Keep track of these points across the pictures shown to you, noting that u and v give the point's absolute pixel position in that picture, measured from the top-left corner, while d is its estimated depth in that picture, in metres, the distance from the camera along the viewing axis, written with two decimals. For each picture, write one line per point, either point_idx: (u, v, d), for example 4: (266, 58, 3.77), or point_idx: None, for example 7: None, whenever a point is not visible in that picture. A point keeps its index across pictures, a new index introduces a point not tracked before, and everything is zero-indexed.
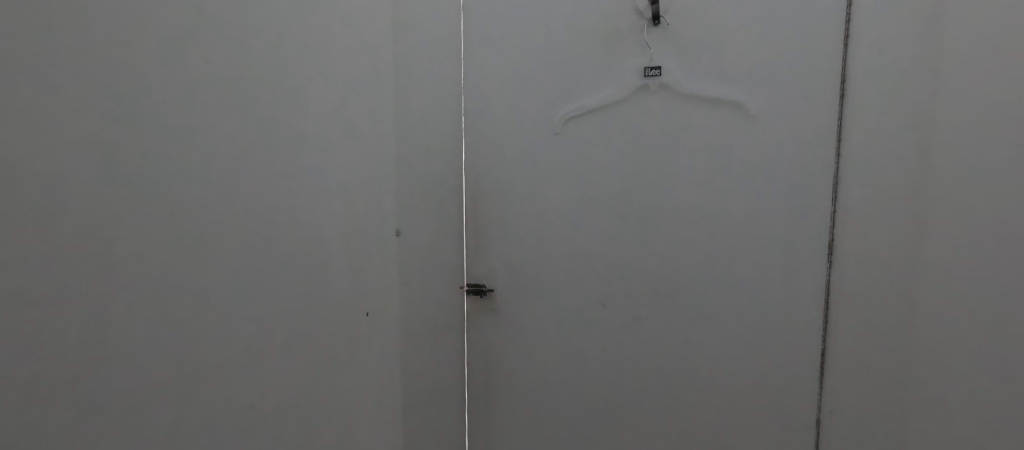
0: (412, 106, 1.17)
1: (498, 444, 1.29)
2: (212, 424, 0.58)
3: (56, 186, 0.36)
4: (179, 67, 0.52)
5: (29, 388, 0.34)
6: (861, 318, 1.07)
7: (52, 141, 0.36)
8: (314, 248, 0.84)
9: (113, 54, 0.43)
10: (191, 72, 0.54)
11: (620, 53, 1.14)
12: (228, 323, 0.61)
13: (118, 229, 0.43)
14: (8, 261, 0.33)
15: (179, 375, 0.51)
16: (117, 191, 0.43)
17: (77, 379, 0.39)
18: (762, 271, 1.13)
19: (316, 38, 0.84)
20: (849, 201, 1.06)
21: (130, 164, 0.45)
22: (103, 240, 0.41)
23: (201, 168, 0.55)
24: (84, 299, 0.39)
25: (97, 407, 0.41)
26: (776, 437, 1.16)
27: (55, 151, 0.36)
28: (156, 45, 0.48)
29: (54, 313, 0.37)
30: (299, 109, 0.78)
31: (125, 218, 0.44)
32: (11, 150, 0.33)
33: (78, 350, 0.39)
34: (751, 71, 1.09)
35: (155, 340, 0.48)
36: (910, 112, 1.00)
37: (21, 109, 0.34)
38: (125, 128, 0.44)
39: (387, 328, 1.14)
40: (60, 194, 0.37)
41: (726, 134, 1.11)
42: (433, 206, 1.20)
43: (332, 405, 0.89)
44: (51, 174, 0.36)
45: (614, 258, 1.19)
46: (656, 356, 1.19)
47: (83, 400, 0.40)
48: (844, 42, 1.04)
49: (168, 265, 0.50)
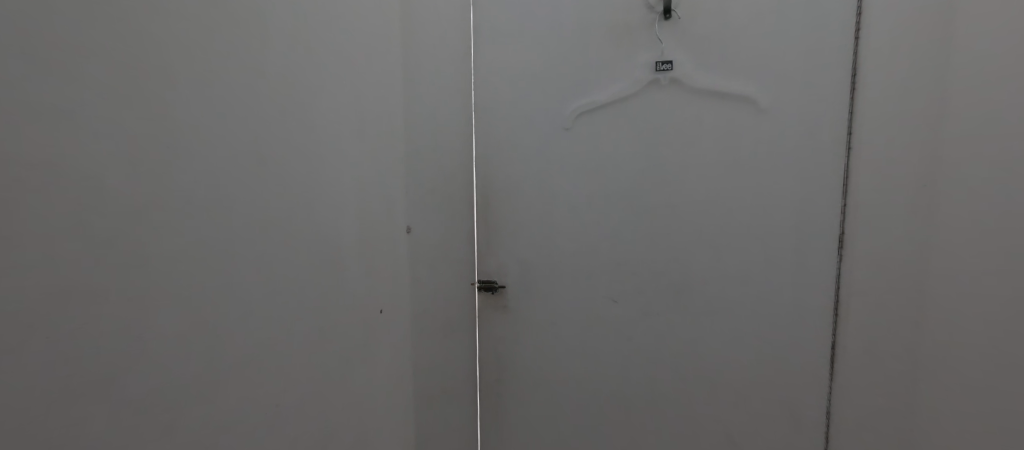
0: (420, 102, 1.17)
1: (508, 438, 1.30)
2: (232, 425, 0.59)
3: (91, 189, 0.38)
4: (201, 69, 0.53)
5: (75, 392, 0.37)
6: (871, 312, 1.08)
7: (86, 146, 0.38)
8: (327, 248, 0.84)
9: (142, 61, 0.44)
10: (211, 74, 0.54)
11: (631, 47, 1.13)
12: (246, 325, 0.61)
13: (149, 232, 0.44)
14: (51, 266, 0.35)
15: (204, 375, 0.53)
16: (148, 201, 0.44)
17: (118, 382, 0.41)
18: (772, 266, 1.13)
19: (326, 36, 0.83)
20: (860, 195, 1.06)
21: (159, 167, 0.46)
22: (137, 243, 0.43)
23: (223, 175, 0.56)
24: (123, 302, 0.41)
25: (136, 406, 0.43)
26: (784, 431, 1.17)
27: (89, 156, 0.38)
28: (180, 49, 0.49)
29: (94, 316, 0.38)
30: (310, 109, 0.78)
31: (158, 225, 0.45)
32: (49, 156, 0.34)
33: (115, 351, 0.40)
34: (763, 64, 1.08)
35: (183, 341, 0.49)
36: (921, 107, 1.00)
37: (56, 116, 0.35)
38: (154, 132, 0.45)
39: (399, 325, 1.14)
40: (95, 198, 0.38)
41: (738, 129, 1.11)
42: (443, 203, 1.20)
43: (346, 403, 0.91)
44: (86, 179, 0.37)
45: (624, 254, 1.19)
46: (666, 350, 1.20)
47: (125, 400, 0.42)
48: (855, 34, 1.03)
49: (195, 265, 0.51)
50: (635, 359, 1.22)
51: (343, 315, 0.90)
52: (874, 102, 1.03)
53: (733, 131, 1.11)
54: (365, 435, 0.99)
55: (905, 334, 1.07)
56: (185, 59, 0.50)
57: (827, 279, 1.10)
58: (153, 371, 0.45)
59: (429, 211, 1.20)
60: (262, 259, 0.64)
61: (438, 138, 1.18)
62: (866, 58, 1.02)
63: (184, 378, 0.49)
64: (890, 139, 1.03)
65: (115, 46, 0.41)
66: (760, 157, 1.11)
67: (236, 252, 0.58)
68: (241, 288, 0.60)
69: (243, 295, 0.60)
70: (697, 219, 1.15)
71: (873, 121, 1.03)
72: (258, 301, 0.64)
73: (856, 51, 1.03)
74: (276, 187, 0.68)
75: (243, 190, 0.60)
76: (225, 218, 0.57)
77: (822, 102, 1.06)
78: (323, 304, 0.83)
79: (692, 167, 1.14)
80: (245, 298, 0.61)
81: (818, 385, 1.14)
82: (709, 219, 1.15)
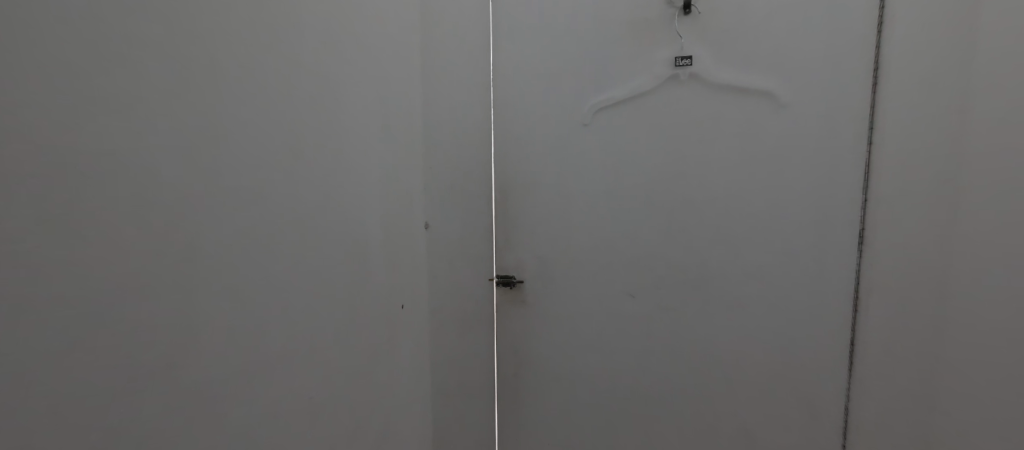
0: (439, 98, 1.18)
1: (525, 432, 1.32)
2: (255, 417, 0.60)
3: (124, 172, 0.39)
4: (227, 62, 0.54)
5: (117, 384, 0.39)
6: (891, 308, 1.08)
7: (118, 128, 0.39)
8: (348, 242, 0.86)
9: (172, 53, 0.46)
10: (236, 68, 0.56)
11: (650, 42, 1.13)
12: (268, 320, 0.63)
13: (176, 219, 0.46)
14: (86, 254, 0.36)
15: (231, 365, 0.55)
16: (166, 196, 0.45)
17: (153, 373, 0.43)
18: (790, 262, 1.13)
19: (348, 32, 0.84)
20: (881, 190, 1.05)
21: (186, 156, 0.47)
22: (165, 230, 0.45)
23: (242, 171, 0.57)
24: (155, 295, 0.43)
25: (169, 396, 0.45)
26: (801, 426, 1.17)
27: (120, 138, 0.39)
28: (207, 43, 0.51)
29: (131, 309, 0.41)
30: (332, 105, 0.79)
31: (176, 220, 0.46)
32: (85, 132, 0.36)
33: (151, 345, 0.43)
34: (784, 59, 1.07)
35: (211, 331, 0.51)
36: (943, 102, 1.00)
37: (94, 99, 0.37)
38: (181, 122, 0.47)
39: (416, 319, 1.15)
40: (128, 182, 0.40)
41: (755, 124, 1.11)
42: (461, 199, 1.21)
43: (365, 396, 0.92)
44: (118, 160, 0.39)
45: (642, 249, 1.19)
46: (684, 346, 1.20)
47: (159, 388, 0.44)
48: (878, 28, 1.02)
49: (219, 254, 0.53)
50: (651, 354, 1.22)
51: (362, 309, 0.91)
52: (894, 99, 1.03)
53: (749, 126, 1.11)
54: (386, 428, 1.01)
55: (925, 331, 1.07)
56: (210, 50, 0.51)
57: (846, 275, 1.10)
58: (176, 365, 0.46)
59: (445, 207, 1.21)
60: (278, 255, 0.65)
61: (455, 134, 1.19)
62: (886, 54, 1.02)
63: (206, 371, 0.50)
64: (913, 135, 1.02)
65: (144, 42, 0.42)
66: (776, 152, 1.10)
67: (253, 247, 0.59)
68: (260, 282, 0.61)
69: (261, 290, 0.61)
70: (715, 215, 1.15)
71: (893, 116, 1.03)
72: (278, 296, 0.65)
73: (876, 46, 1.02)
74: (293, 183, 0.69)
75: (261, 186, 0.61)
76: (243, 214, 0.57)
77: (840, 97, 1.05)
78: (342, 298, 0.84)
79: (709, 163, 1.14)
80: (262, 293, 0.61)
81: (834, 381, 1.14)
82: (726, 214, 1.14)
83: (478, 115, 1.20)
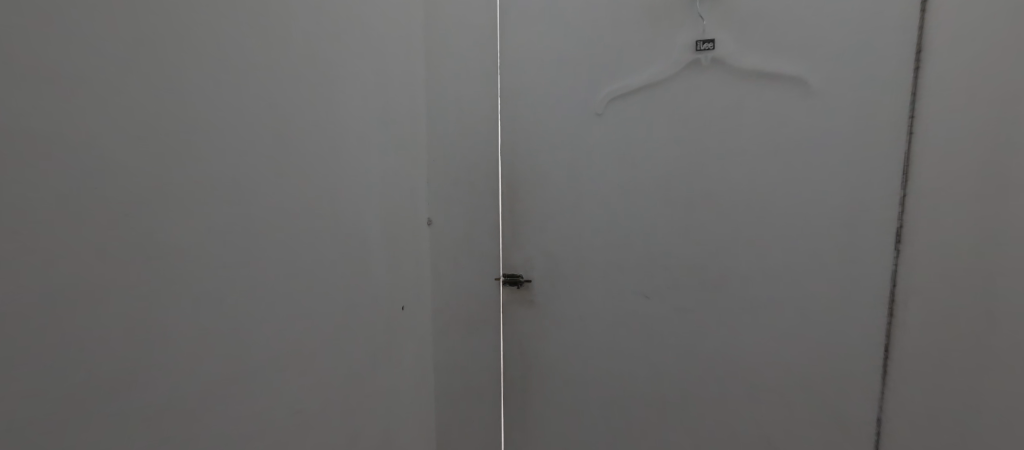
0: (445, 88, 1.12)
1: (534, 438, 1.26)
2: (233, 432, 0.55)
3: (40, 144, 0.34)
4: (186, 26, 0.48)
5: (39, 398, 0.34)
6: (931, 313, 0.99)
7: (33, 92, 0.33)
8: (350, 239, 0.80)
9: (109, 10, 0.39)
10: (201, 35, 0.50)
11: (669, 26, 1.05)
12: (250, 324, 0.58)
13: (117, 203, 0.40)
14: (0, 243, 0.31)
15: (199, 375, 0.50)
16: (113, 192, 0.40)
17: (89, 384, 0.38)
18: (821, 263, 1.04)
19: (347, 12, 0.78)
20: (922, 184, 0.96)
21: (133, 134, 0.42)
22: (101, 215, 0.39)
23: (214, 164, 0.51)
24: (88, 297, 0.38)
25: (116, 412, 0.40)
26: (832, 439, 1.09)
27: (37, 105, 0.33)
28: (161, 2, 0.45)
29: (59, 311, 0.36)
30: (328, 89, 0.73)
31: (129, 219, 0.41)
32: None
33: (87, 351, 0.38)
34: (817, 41, 0.98)
35: (167, 335, 0.46)
36: (997, 86, 0.89)
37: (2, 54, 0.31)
38: (122, 92, 0.41)
39: (422, 319, 1.12)
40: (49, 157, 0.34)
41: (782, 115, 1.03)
42: (467, 195, 1.15)
43: (366, 402, 0.88)
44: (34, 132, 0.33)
45: (659, 248, 1.12)
46: (703, 351, 1.13)
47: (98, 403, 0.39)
48: (921, 7, 0.92)
49: (177, 246, 0.47)
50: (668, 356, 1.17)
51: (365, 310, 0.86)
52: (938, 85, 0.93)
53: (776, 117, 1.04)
54: (388, 434, 0.96)
55: (969, 342, 0.96)
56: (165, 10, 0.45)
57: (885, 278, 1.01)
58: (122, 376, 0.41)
59: (451, 202, 1.15)
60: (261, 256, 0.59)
61: (462, 126, 1.13)
62: (930, 36, 0.92)
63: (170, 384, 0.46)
64: (964, 125, 0.92)
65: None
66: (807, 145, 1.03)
67: (229, 248, 0.54)
68: (239, 286, 0.56)
69: (239, 295, 0.56)
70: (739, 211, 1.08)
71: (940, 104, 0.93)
72: (260, 301, 0.60)
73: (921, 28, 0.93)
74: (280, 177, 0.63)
75: (239, 181, 0.55)
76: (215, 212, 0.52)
77: (879, 84, 0.96)
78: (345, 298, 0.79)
79: (732, 155, 1.06)
80: (241, 298, 0.56)
81: (867, 392, 1.05)
82: (752, 211, 1.07)
83: (486, 106, 1.14)
